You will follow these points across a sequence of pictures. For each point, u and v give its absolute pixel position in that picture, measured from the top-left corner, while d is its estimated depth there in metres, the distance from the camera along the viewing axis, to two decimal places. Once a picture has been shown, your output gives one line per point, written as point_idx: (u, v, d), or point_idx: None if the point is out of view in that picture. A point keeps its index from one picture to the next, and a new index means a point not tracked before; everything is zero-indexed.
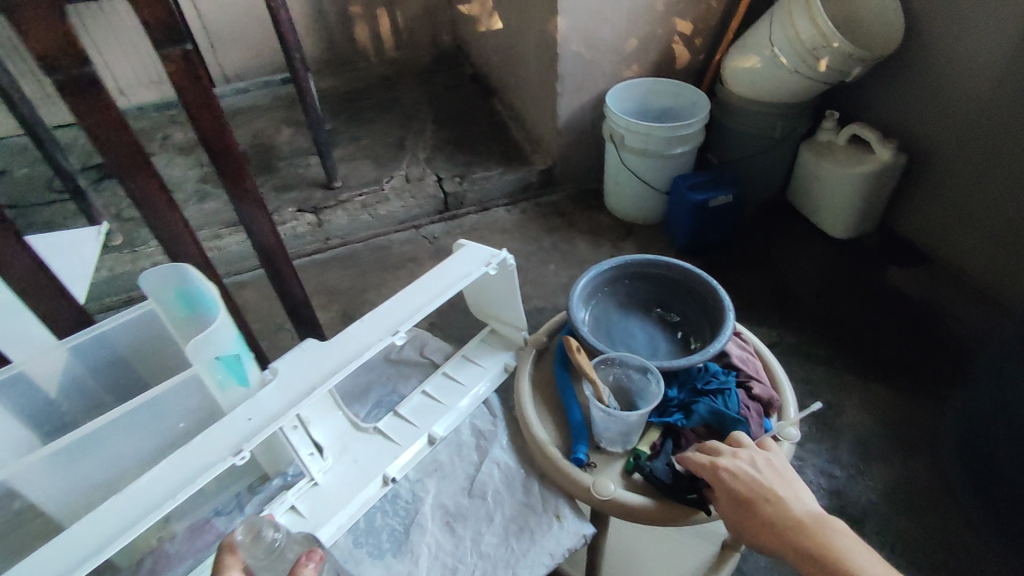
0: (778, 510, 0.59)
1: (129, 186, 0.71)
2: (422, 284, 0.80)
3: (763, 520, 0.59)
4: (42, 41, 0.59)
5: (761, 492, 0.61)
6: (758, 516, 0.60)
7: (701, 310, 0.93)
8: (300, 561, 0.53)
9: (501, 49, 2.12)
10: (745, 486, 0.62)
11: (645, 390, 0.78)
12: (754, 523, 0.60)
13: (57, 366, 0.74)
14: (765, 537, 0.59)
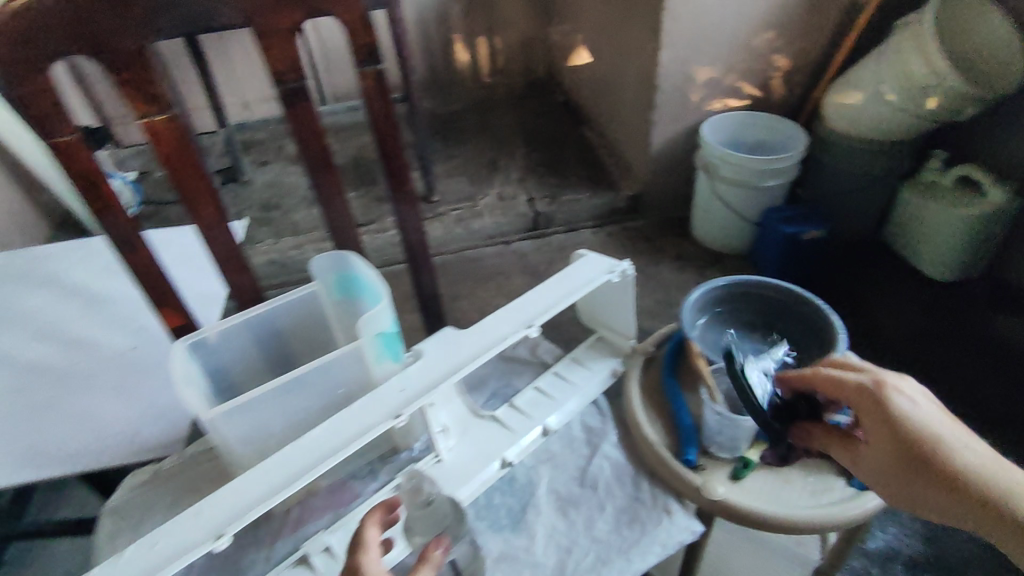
0: (963, 464, 0.59)
1: (315, 183, 0.82)
2: (551, 285, 0.87)
3: (948, 473, 0.59)
4: (277, 59, 0.71)
5: (941, 442, 0.60)
6: (939, 467, 0.60)
7: (801, 325, 0.98)
8: (432, 549, 0.59)
9: (597, 78, 2.21)
10: (924, 433, 0.61)
11: None
12: (933, 474, 0.59)
13: (233, 333, 0.85)
14: (947, 489, 0.59)
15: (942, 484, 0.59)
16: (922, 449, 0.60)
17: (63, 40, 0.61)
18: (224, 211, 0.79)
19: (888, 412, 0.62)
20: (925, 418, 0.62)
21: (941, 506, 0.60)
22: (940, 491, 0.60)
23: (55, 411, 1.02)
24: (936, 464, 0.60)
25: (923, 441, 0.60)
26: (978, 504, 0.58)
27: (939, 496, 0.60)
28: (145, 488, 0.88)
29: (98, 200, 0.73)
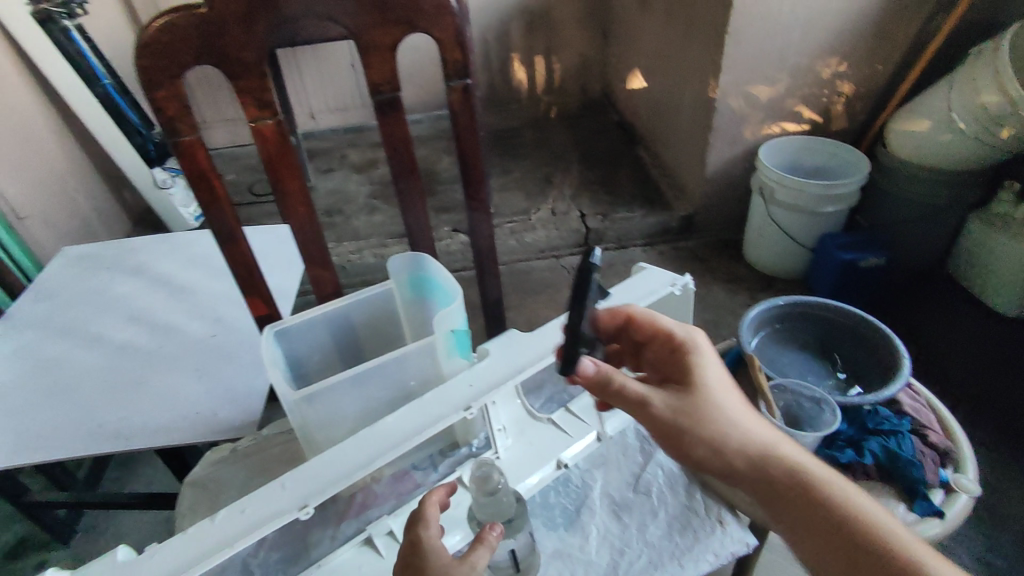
0: (739, 416, 0.63)
1: (400, 188, 0.89)
2: (614, 296, 0.90)
3: (723, 416, 0.62)
4: (377, 74, 0.78)
5: (728, 395, 0.64)
6: (715, 409, 0.63)
7: (862, 348, 1.04)
8: (486, 528, 0.63)
9: (654, 99, 2.25)
10: (719, 384, 0.65)
11: (815, 418, 0.85)
12: (711, 413, 0.62)
13: (312, 325, 0.91)
14: (720, 432, 0.61)
15: (718, 425, 0.62)
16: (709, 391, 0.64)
17: (193, 51, 0.69)
18: (313, 210, 0.86)
19: (694, 359, 0.67)
20: (718, 400, 0.63)
21: (708, 444, 0.61)
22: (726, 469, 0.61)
23: (142, 388, 1.10)
24: (717, 408, 0.63)
25: (704, 416, 0.62)
26: (761, 480, 0.60)
27: (708, 436, 0.61)
28: (224, 463, 0.99)
29: (206, 195, 0.82)
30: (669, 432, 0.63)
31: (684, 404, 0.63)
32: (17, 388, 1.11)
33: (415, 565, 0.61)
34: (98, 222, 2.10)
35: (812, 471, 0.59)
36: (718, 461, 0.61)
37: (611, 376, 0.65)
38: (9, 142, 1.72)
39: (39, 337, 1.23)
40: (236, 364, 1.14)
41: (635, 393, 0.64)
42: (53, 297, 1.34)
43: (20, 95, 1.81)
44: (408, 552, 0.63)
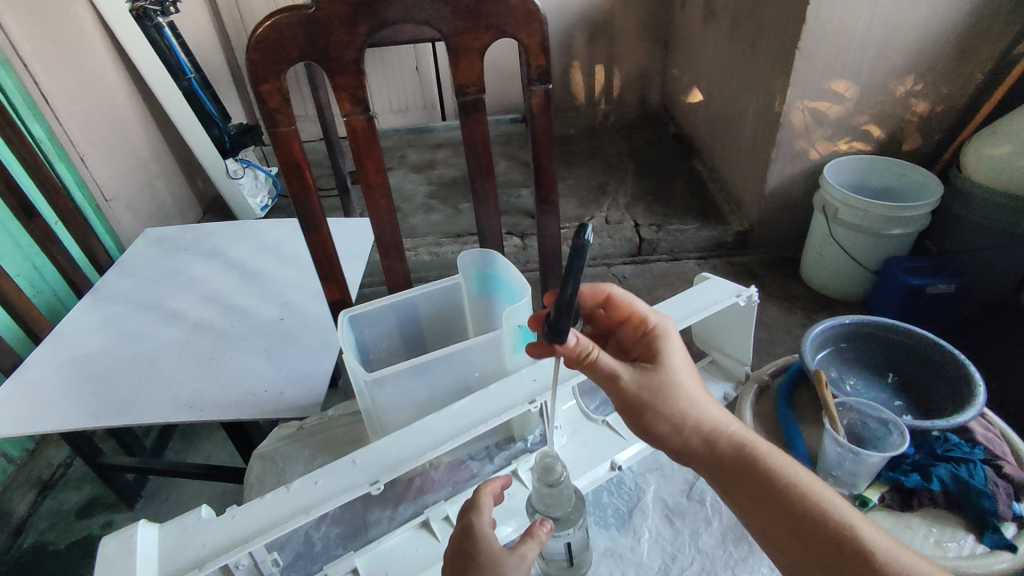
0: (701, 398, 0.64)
1: (476, 186, 0.93)
2: (677, 304, 0.89)
3: (685, 398, 0.63)
4: (465, 77, 0.83)
5: (691, 378, 0.65)
6: (680, 390, 0.64)
7: (894, 350, 1.08)
8: (536, 524, 0.65)
9: (713, 112, 2.23)
10: (686, 368, 0.66)
11: (883, 439, 0.85)
12: (676, 393, 0.63)
13: (380, 314, 0.94)
14: (682, 412, 0.63)
15: (682, 407, 0.63)
16: (675, 372, 0.64)
17: (298, 49, 0.75)
18: (391, 202, 0.91)
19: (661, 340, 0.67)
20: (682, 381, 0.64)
21: (668, 422, 0.63)
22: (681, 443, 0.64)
23: (214, 364, 1.16)
24: (682, 389, 0.64)
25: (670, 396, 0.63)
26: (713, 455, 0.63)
27: (672, 414, 0.63)
28: (291, 439, 1.05)
29: (296, 183, 0.88)
30: (634, 407, 0.63)
31: (652, 381, 0.63)
32: (103, 355, 1.19)
33: (468, 548, 0.62)
34: (173, 207, 2.22)
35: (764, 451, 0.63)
36: (677, 438, 0.63)
37: (589, 350, 0.62)
38: (102, 128, 1.85)
39: (125, 310, 1.32)
40: (302, 347, 1.19)
41: (608, 367, 0.63)
42: (136, 274, 1.43)
43: (114, 84, 1.94)
44: (459, 536, 0.64)
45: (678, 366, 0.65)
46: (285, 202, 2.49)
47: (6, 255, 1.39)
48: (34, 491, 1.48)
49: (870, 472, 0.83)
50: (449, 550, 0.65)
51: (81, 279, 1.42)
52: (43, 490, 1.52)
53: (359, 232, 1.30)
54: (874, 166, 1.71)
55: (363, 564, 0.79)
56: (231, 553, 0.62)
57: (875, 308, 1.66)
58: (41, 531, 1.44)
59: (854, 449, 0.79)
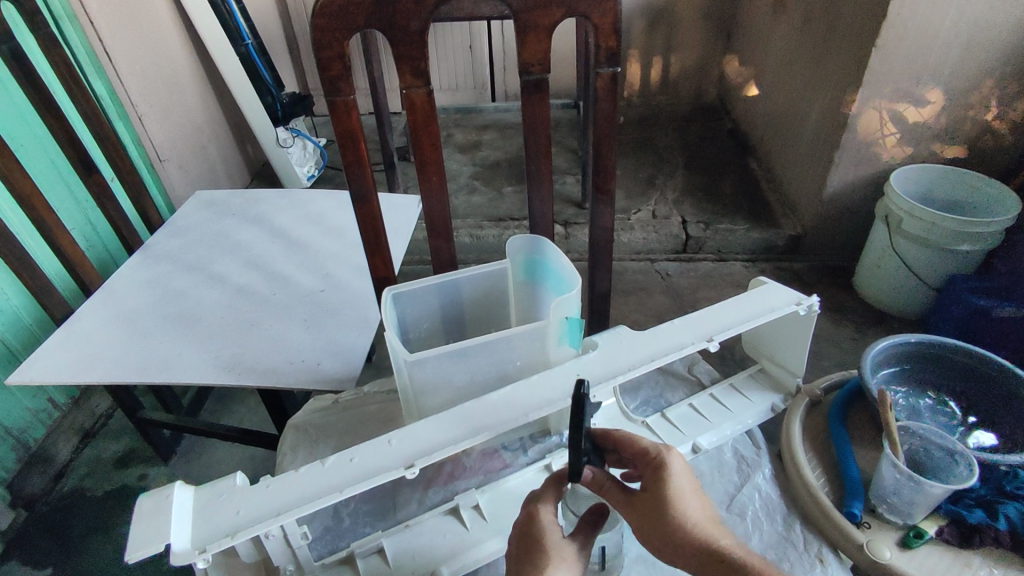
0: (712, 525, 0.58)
1: (533, 168, 0.90)
2: (729, 307, 0.85)
3: (682, 524, 0.58)
4: (531, 54, 0.80)
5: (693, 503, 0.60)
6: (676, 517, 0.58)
7: (941, 366, 1.06)
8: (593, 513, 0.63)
9: (773, 109, 2.14)
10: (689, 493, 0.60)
11: (947, 469, 0.83)
12: (667, 520, 0.58)
13: (425, 294, 0.92)
14: (678, 538, 0.58)
15: (682, 535, 0.57)
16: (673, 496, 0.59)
17: (364, 16, 0.73)
18: (444, 180, 0.89)
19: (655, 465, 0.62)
20: (680, 507, 0.59)
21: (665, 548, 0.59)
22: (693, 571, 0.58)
23: (255, 329, 1.17)
24: (680, 515, 0.58)
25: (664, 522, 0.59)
26: None
27: (670, 540, 0.58)
28: (324, 412, 1.05)
29: (351, 155, 0.87)
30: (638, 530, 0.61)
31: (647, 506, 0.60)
32: (150, 312, 1.21)
33: (531, 533, 0.61)
34: (223, 172, 2.26)
35: None
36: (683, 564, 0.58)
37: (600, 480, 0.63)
38: (160, 90, 1.88)
39: (171, 270, 1.34)
40: (342, 320, 1.18)
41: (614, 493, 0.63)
42: (184, 235, 1.45)
43: (174, 47, 1.97)
44: (525, 522, 0.62)
45: (676, 489, 0.60)
46: (331, 174, 2.50)
47: (64, 208, 1.42)
48: (76, 438, 1.53)
49: (928, 504, 0.79)
50: (514, 534, 0.63)
51: (133, 237, 1.44)
52: (84, 437, 1.57)
53: (405, 209, 1.29)
54: (945, 176, 1.60)
55: (389, 544, 0.78)
56: (262, 524, 0.61)
57: (932, 328, 1.57)
58: (81, 477, 1.49)
59: (917, 478, 0.76)
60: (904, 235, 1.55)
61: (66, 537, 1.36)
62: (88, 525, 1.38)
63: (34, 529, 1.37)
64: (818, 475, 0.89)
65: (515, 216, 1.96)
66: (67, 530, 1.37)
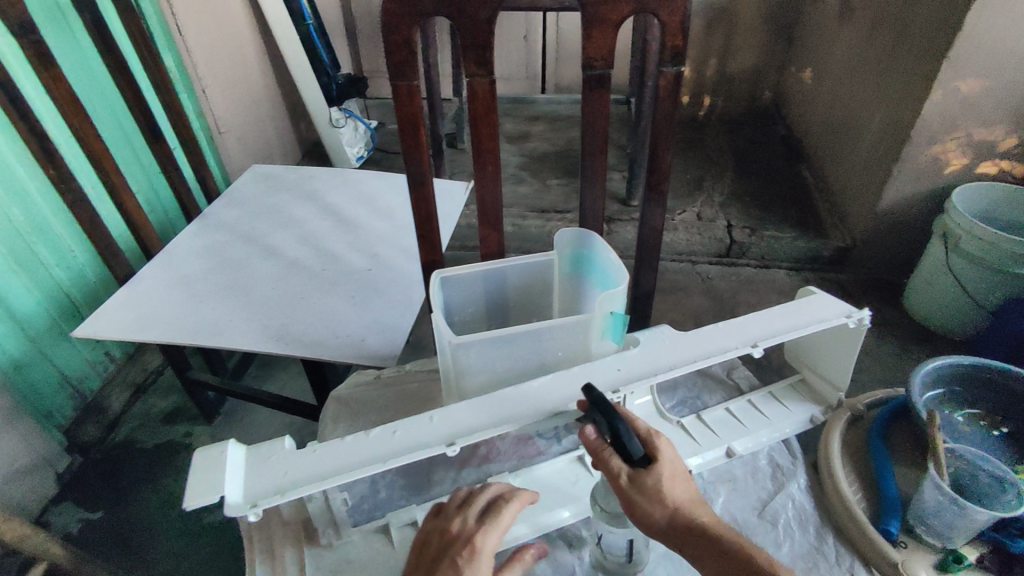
0: (672, 462, 0.66)
1: (587, 163, 0.90)
2: (778, 314, 0.84)
3: (656, 504, 0.65)
4: (594, 50, 0.80)
5: (682, 494, 0.65)
6: (649, 505, 0.65)
7: (990, 392, 1.05)
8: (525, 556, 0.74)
9: (831, 115, 2.08)
10: (658, 501, 0.64)
11: (995, 497, 0.84)
12: (645, 504, 0.65)
13: (473, 280, 0.94)
14: (657, 504, 0.64)
15: (662, 509, 0.64)
16: (636, 498, 0.65)
17: (434, 1, 0.74)
18: (500, 170, 0.90)
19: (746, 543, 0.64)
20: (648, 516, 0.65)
21: (656, 512, 0.64)
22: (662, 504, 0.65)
23: (303, 303, 1.21)
24: (659, 500, 0.64)
25: (642, 507, 0.65)
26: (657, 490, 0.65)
27: (655, 508, 0.65)
28: (367, 387, 1.08)
29: (410, 139, 0.87)
30: (638, 509, 0.65)
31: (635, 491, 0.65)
32: (205, 279, 1.27)
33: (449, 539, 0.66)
34: (277, 148, 2.33)
35: (654, 454, 0.66)
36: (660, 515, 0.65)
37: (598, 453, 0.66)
38: (222, 64, 1.94)
39: (227, 239, 1.40)
40: (386, 299, 1.22)
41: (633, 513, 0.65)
42: (242, 207, 1.51)
43: (237, 23, 2.02)
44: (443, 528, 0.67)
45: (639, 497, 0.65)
46: (379, 156, 2.56)
47: (133, 175, 1.49)
48: (129, 392, 1.63)
49: (971, 532, 0.80)
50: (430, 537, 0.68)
51: (193, 207, 1.51)
52: (137, 392, 1.66)
53: (453, 195, 1.31)
54: (1011, 196, 1.52)
55: (424, 518, 0.81)
56: (308, 487, 0.65)
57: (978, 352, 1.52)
58: (132, 429, 1.58)
59: (961, 501, 0.77)
60: (961, 253, 1.48)
61: (116, 484, 1.44)
62: (135, 475, 1.46)
63: (88, 473, 1.47)
64: (855, 491, 0.90)
65: (559, 209, 1.97)
66: (117, 477, 1.46)
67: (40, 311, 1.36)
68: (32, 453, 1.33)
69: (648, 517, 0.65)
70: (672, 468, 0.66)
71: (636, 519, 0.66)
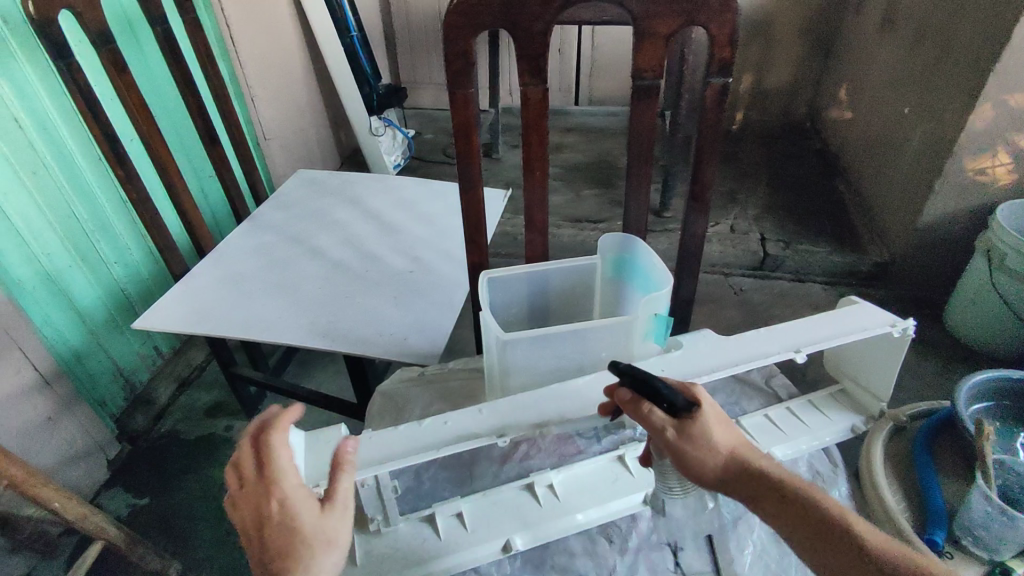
0: (714, 409, 0.64)
1: (633, 171, 0.93)
2: (822, 322, 0.85)
3: (707, 453, 0.62)
4: (645, 62, 0.82)
5: (730, 439, 0.63)
6: (701, 455, 0.62)
7: None
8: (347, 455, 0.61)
9: (869, 130, 2.07)
10: (708, 449, 0.62)
11: None
12: (697, 454, 0.62)
13: (518, 281, 0.97)
14: (707, 452, 0.62)
15: (713, 457, 0.62)
16: (686, 448, 0.62)
17: (493, 14, 0.78)
18: (548, 177, 0.93)
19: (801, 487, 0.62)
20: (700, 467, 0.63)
21: (708, 461, 0.62)
22: (712, 452, 0.62)
23: (349, 302, 1.26)
24: (708, 448, 0.62)
25: (693, 459, 0.62)
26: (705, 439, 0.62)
27: (707, 457, 0.62)
28: (411, 383, 1.12)
29: (462, 145, 0.91)
30: (690, 461, 0.62)
31: (683, 442, 0.62)
32: (256, 277, 1.32)
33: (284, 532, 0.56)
34: (318, 154, 2.41)
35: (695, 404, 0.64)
36: (712, 463, 0.62)
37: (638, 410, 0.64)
38: (271, 73, 2.02)
39: (276, 240, 1.45)
40: (428, 300, 1.25)
41: (684, 466, 0.63)
42: (289, 209, 1.57)
43: (286, 35, 2.10)
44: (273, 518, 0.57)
45: (689, 448, 0.62)
46: (414, 164, 2.62)
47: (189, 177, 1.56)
48: (174, 385, 1.69)
49: (1018, 546, 0.81)
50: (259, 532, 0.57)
51: (244, 209, 1.57)
52: (182, 385, 1.72)
53: (494, 202, 1.35)
54: None
55: (468, 509, 0.83)
56: (365, 471, 0.67)
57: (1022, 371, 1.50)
58: (177, 420, 1.64)
59: (1010, 514, 0.77)
60: (1006, 271, 1.45)
61: (162, 473, 1.50)
62: (181, 465, 1.52)
63: (136, 461, 1.53)
64: (898, 501, 0.91)
65: (592, 219, 2.00)
66: (163, 466, 1.52)
67: (100, 304, 1.44)
68: (87, 439, 1.40)
69: (702, 467, 0.62)
70: (717, 416, 0.64)
71: (688, 473, 0.63)
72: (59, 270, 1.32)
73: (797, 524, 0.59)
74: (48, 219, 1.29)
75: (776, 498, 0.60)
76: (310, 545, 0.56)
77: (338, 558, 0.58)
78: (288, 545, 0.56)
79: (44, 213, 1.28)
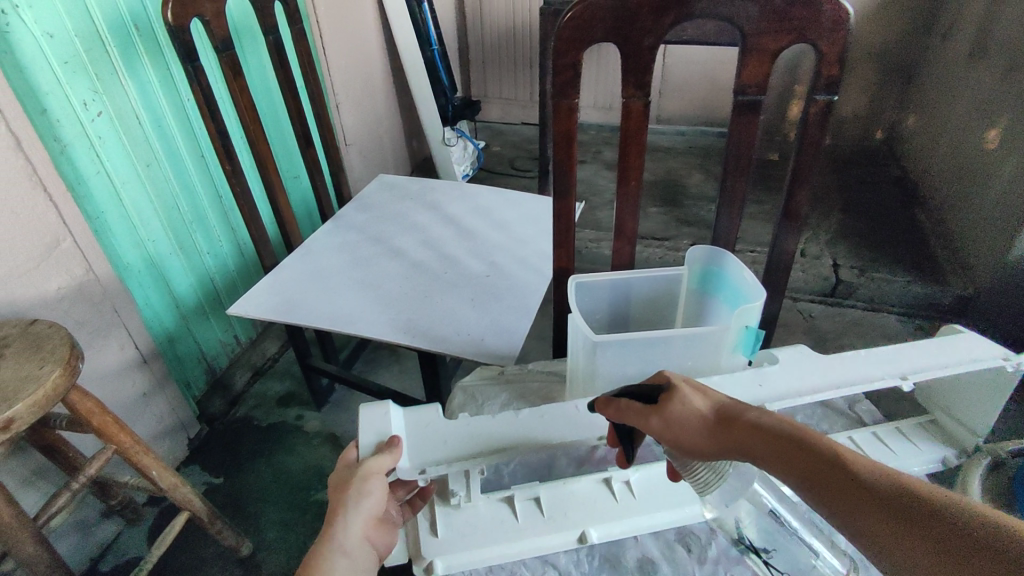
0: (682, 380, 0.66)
1: (727, 185, 0.94)
2: (927, 353, 0.83)
3: (689, 418, 0.62)
4: (748, 77, 0.84)
5: (709, 402, 0.63)
6: (685, 425, 0.62)
7: None
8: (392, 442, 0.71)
9: (954, 157, 2.00)
10: (688, 415, 0.62)
11: None
12: (680, 423, 0.62)
13: (604, 288, 0.98)
14: (689, 417, 0.62)
15: (694, 421, 0.61)
16: (671, 421, 0.62)
17: (604, 29, 0.81)
18: (641, 187, 0.95)
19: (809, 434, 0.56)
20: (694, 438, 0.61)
21: (694, 428, 0.61)
22: (695, 419, 0.61)
23: (429, 300, 1.30)
24: (687, 413, 0.62)
25: (682, 434, 0.62)
26: (681, 408, 0.62)
27: (692, 424, 0.61)
28: (489, 381, 1.15)
29: (561, 154, 0.94)
30: (679, 436, 0.62)
31: (663, 418, 0.63)
32: (339, 273, 1.39)
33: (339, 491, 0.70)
34: (392, 162, 2.51)
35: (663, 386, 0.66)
36: (700, 430, 0.61)
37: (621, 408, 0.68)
38: (357, 83, 2.12)
39: (358, 239, 1.52)
40: (504, 303, 1.29)
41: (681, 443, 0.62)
42: (371, 211, 1.65)
43: (372, 47, 2.21)
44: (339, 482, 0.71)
45: (672, 419, 0.62)
46: (482, 174, 2.68)
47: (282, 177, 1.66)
48: (250, 372, 1.78)
49: None
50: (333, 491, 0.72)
51: (329, 209, 1.66)
52: (256, 373, 1.81)
53: None
54: None
55: (546, 495, 0.84)
56: (467, 461, 0.71)
57: None
58: (251, 406, 1.73)
59: None
60: None
61: (236, 454, 1.58)
62: (254, 448, 1.60)
63: (213, 441, 1.62)
64: None
65: (658, 235, 2.00)
66: (236, 448, 1.60)
67: (193, 290, 1.54)
68: (174, 417, 1.49)
69: (693, 437, 0.61)
70: (690, 387, 0.64)
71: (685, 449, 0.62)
72: (161, 257, 1.43)
73: (794, 472, 0.53)
74: (155, 210, 1.39)
75: (764, 446, 0.56)
76: (352, 498, 0.68)
77: (366, 503, 0.69)
78: (337, 479, 0.71)
79: (154, 204, 1.38)
